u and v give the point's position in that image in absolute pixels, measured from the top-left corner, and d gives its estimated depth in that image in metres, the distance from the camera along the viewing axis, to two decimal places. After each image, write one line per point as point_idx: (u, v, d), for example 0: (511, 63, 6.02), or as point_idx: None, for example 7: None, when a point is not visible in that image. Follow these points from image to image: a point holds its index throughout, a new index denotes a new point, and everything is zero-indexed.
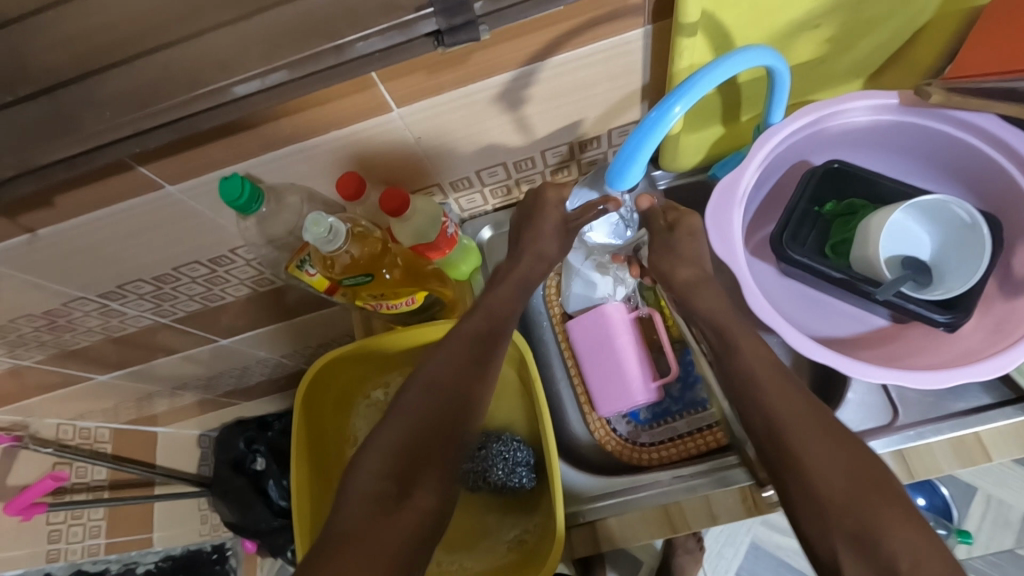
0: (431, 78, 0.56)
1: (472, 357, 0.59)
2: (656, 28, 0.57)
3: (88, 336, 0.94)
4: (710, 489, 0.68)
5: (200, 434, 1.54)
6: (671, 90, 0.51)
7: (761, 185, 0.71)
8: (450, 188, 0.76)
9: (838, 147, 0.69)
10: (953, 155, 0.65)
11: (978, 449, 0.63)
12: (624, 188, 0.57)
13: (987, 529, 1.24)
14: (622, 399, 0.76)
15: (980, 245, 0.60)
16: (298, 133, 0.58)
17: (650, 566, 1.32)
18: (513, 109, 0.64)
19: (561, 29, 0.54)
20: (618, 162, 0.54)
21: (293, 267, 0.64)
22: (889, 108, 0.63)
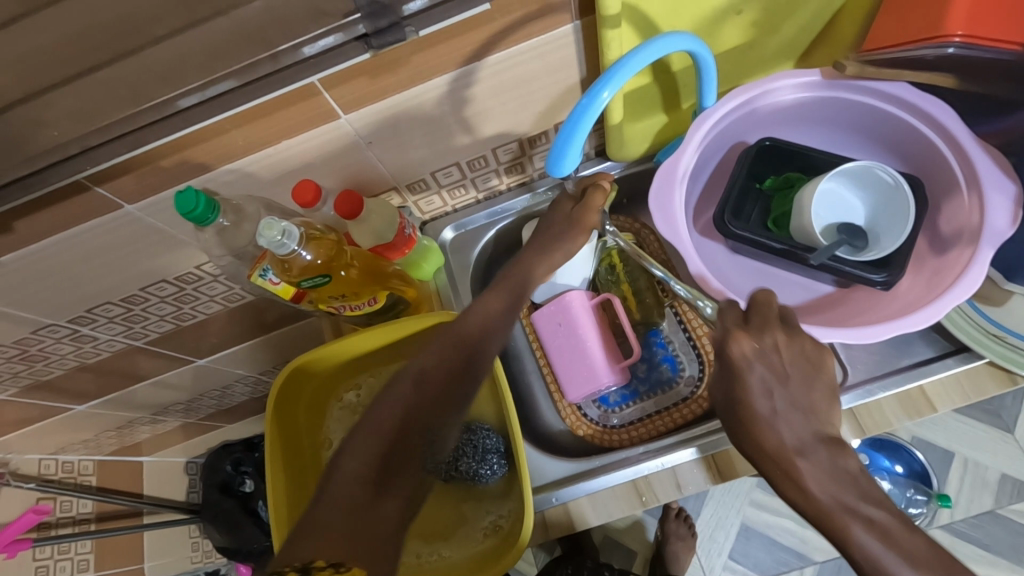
0: (373, 84, 0.58)
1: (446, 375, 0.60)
2: (584, 22, 0.60)
3: (63, 365, 0.95)
4: (676, 461, 0.70)
5: (187, 461, 1.51)
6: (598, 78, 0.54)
7: (703, 167, 0.74)
8: (407, 191, 0.79)
9: (771, 125, 0.73)
10: (879, 125, 0.69)
11: (925, 401, 0.66)
12: (562, 174, 0.59)
13: (967, 491, 1.27)
14: (588, 382, 0.79)
15: (904, 205, 0.64)
16: (250, 145, 0.60)
17: (644, 557, 1.33)
18: (458, 109, 0.66)
19: (495, 27, 0.57)
20: (555, 150, 0.56)
21: (254, 277, 0.65)
22: (814, 84, 0.67)
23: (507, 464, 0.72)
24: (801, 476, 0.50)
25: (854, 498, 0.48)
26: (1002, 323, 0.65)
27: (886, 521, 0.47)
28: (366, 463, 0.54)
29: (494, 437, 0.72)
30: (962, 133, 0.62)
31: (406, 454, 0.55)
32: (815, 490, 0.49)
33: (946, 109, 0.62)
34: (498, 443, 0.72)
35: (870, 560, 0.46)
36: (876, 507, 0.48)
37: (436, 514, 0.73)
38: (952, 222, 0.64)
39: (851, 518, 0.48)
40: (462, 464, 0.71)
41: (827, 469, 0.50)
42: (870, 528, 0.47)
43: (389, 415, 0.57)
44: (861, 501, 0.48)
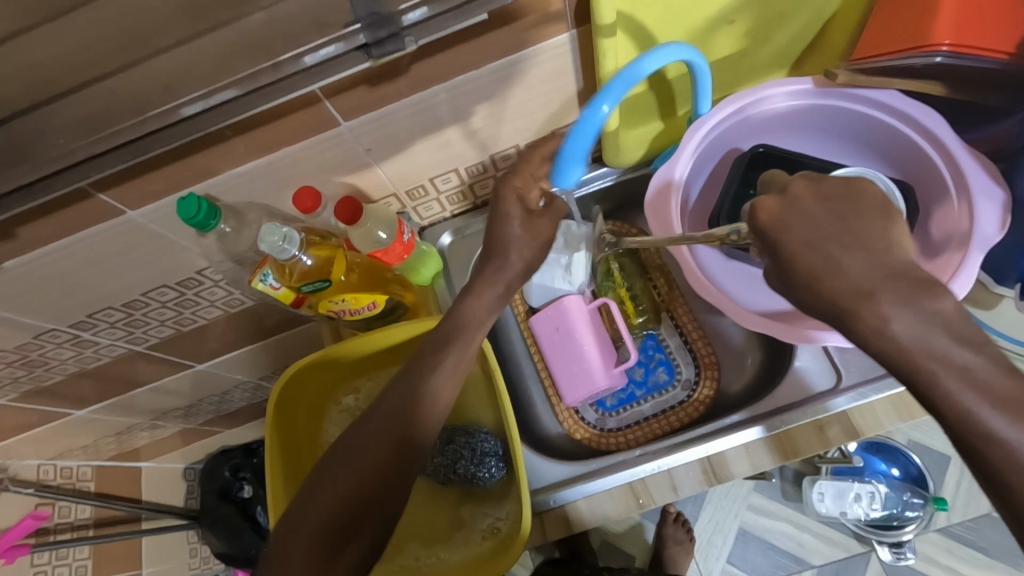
0: (373, 92, 0.59)
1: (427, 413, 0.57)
2: (580, 32, 0.62)
3: (64, 370, 0.95)
4: (672, 464, 0.71)
5: (186, 466, 1.52)
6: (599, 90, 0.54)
7: (698, 173, 0.76)
8: (406, 197, 0.80)
9: (765, 132, 0.74)
10: (870, 133, 0.70)
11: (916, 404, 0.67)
12: (569, 185, 0.60)
13: (964, 495, 1.28)
14: (586, 386, 0.80)
15: (895, 212, 0.65)
16: (251, 152, 0.61)
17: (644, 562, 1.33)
18: (456, 116, 0.67)
19: (493, 36, 0.58)
20: (561, 162, 0.57)
21: (254, 282, 0.65)
22: (807, 93, 0.69)
23: (505, 467, 0.73)
24: (871, 320, 0.41)
25: (948, 340, 0.39)
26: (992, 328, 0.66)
27: (985, 369, 0.38)
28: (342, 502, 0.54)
29: (491, 441, 0.73)
30: (951, 141, 0.63)
31: (385, 495, 0.55)
32: (895, 334, 0.40)
33: (935, 117, 0.64)
34: (495, 447, 0.72)
35: (962, 411, 0.38)
36: (972, 351, 0.39)
37: (435, 516, 0.74)
38: (942, 226, 0.65)
39: (938, 365, 0.39)
40: (458, 465, 0.72)
41: (908, 307, 0.41)
42: (961, 374, 0.38)
43: (372, 452, 0.55)
44: (956, 344, 0.39)
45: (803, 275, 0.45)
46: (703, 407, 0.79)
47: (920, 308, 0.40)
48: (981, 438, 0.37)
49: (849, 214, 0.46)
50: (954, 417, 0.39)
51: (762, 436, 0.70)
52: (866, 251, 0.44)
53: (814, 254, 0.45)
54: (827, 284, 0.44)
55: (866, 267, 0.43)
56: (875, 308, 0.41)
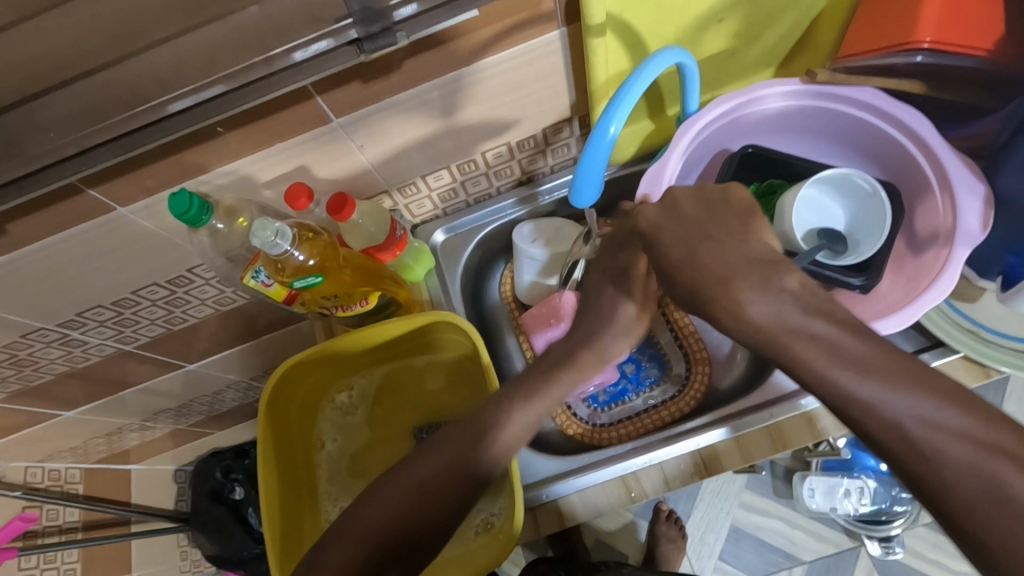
0: (365, 88, 0.60)
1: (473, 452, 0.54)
2: (571, 29, 0.62)
3: (52, 370, 0.94)
4: (664, 458, 0.72)
5: (176, 469, 1.51)
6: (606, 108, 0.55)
7: (689, 172, 0.76)
8: (398, 194, 0.80)
9: (753, 132, 0.75)
10: (858, 133, 0.71)
11: None
12: (586, 202, 0.61)
13: None
14: None
15: (880, 210, 0.66)
16: (243, 148, 0.62)
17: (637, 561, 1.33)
18: (448, 113, 0.68)
19: (484, 33, 0.58)
20: (577, 183, 0.59)
21: (246, 278, 0.66)
22: (798, 94, 0.70)
23: (501, 463, 0.73)
24: (734, 304, 0.44)
25: (800, 314, 0.43)
26: (975, 319, 0.67)
27: (836, 335, 0.42)
28: (381, 528, 0.52)
29: None
30: (934, 140, 0.64)
31: (427, 526, 0.53)
32: (751, 317, 0.43)
33: (921, 118, 0.65)
34: None
35: (821, 379, 0.41)
36: (823, 320, 0.42)
37: None
38: (928, 223, 0.67)
39: (795, 339, 0.42)
40: None
41: (760, 290, 0.44)
42: (816, 343, 0.41)
43: (422, 481, 0.53)
44: (805, 315, 0.43)
45: (677, 268, 0.48)
46: (695, 402, 0.80)
47: (767, 285, 0.44)
48: (844, 402, 0.40)
49: (717, 211, 0.50)
50: (823, 389, 0.41)
51: (753, 430, 0.71)
52: (731, 239, 0.47)
53: (680, 247, 0.49)
54: (695, 274, 0.47)
55: (729, 255, 0.46)
56: (735, 291, 0.44)
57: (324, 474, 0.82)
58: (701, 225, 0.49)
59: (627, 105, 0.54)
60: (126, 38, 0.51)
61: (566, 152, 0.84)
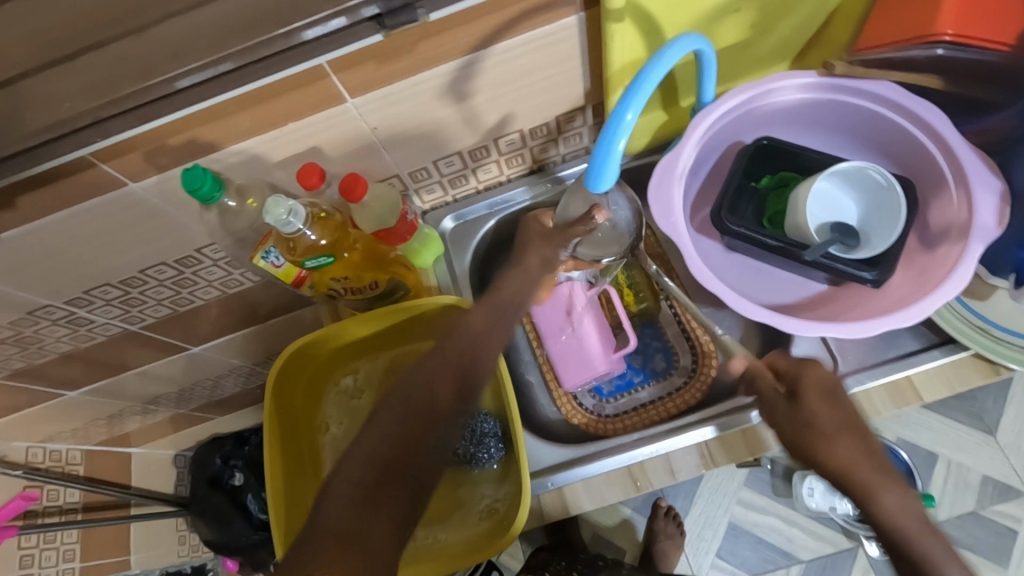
0: (381, 68, 0.59)
1: (451, 376, 0.58)
2: (589, 14, 0.62)
3: (57, 349, 0.94)
4: (669, 448, 0.72)
5: (176, 454, 1.50)
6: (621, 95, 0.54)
7: (702, 163, 0.76)
8: (409, 179, 0.80)
9: (766, 124, 0.75)
10: (874, 128, 0.71)
11: (911, 391, 0.68)
12: (601, 190, 0.60)
13: (950, 493, 1.30)
14: (585, 371, 0.80)
15: (895, 205, 0.65)
16: (257, 126, 0.61)
17: (634, 556, 1.34)
18: (464, 97, 0.67)
19: (503, 15, 0.58)
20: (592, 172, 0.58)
21: (256, 258, 0.66)
22: (814, 86, 0.69)
23: (504, 448, 0.73)
24: (879, 508, 0.55)
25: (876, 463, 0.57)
26: (986, 316, 0.67)
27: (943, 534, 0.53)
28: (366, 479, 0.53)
29: (490, 422, 0.73)
30: (950, 135, 0.64)
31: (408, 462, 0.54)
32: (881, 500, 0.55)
33: (939, 114, 0.64)
34: (494, 428, 0.73)
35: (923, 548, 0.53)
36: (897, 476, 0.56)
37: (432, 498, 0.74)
38: (941, 218, 0.66)
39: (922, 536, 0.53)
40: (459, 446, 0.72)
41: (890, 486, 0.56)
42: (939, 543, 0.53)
43: (395, 422, 0.56)
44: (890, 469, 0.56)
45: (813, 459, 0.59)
46: (699, 394, 0.80)
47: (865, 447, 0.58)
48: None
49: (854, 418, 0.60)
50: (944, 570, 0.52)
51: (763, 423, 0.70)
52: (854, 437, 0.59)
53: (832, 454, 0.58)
54: (833, 467, 0.58)
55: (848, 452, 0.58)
56: (885, 496, 0.55)
57: (327, 458, 0.82)
58: (835, 424, 0.59)
59: (647, 88, 0.54)
60: None
61: (578, 141, 0.84)
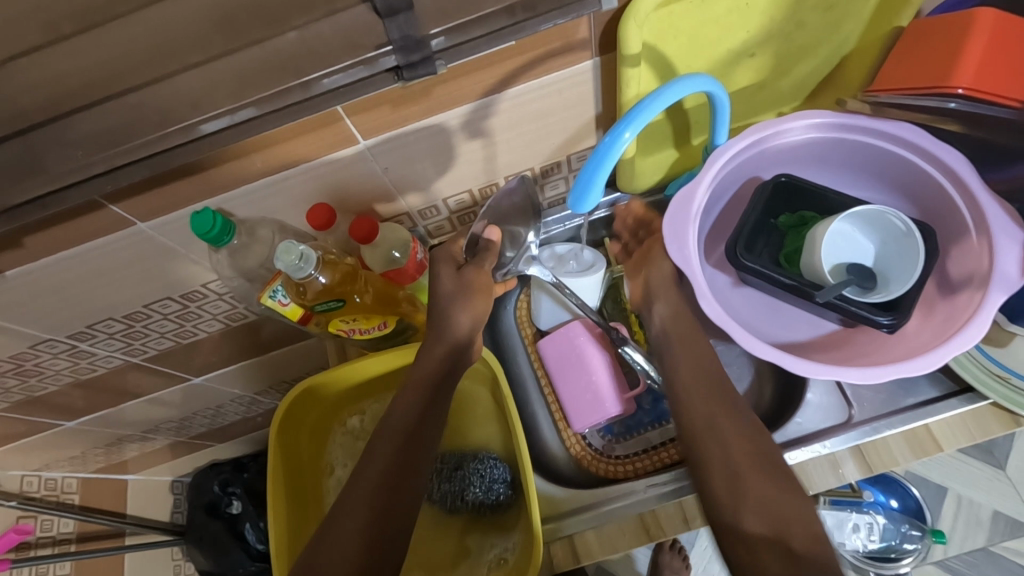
0: (396, 112, 0.59)
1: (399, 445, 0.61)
2: (604, 59, 0.62)
3: (57, 380, 0.92)
4: (683, 495, 0.69)
5: (173, 480, 1.48)
6: (621, 118, 0.55)
7: (716, 202, 0.75)
8: (419, 217, 0.79)
9: (786, 163, 0.73)
10: (890, 168, 0.70)
11: (930, 440, 0.66)
12: (585, 210, 0.60)
13: (961, 528, 1.28)
14: (595, 413, 0.79)
15: (914, 249, 0.64)
16: (268, 168, 0.61)
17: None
18: (474, 139, 0.67)
19: (519, 61, 0.58)
20: (578, 187, 0.57)
21: (264, 297, 0.65)
22: (823, 126, 0.69)
23: (514, 494, 0.71)
24: None
25: None
26: (1005, 365, 0.66)
27: None
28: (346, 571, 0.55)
29: (500, 467, 0.71)
30: (972, 179, 0.63)
31: (387, 549, 0.56)
32: None
33: (956, 155, 0.63)
34: (504, 473, 0.71)
35: None
36: None
37: (439, 547, 0.72)
38: (961, 265, 0.64)
39: None
40: (469, 491, 0.70)
41: None
42: None
43: (373, 499, 0.58)
44: None
45: None
46: None
47: None
48: None
49: None
50: None
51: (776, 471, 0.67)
52: None
53: None
54: None
55: None
56: None
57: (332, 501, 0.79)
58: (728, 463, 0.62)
59: (642, 117, 0.54)
60: (160, 57, 0.50)
61: None
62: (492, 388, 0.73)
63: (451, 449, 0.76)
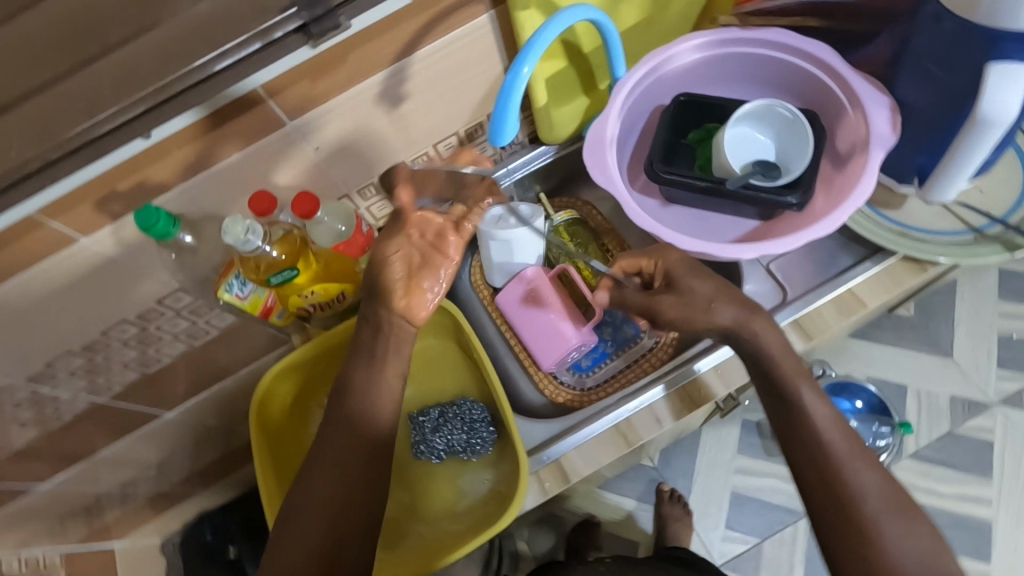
0: (315, 87, 0.63)
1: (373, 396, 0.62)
2: (499, 11, 0.68)
3: (12, 445, 0.87)
4: (650, 400, 0.74)
5: (163, 542, 1.23)
6: (520, 54, 0.61)
7: (630, 133, 0.81)
8: (359, 197, 0.82)
9: (683, 85, 0.80)
10: (771, 72, 0.77)
11: (855, 301, 0.73)
12: (506, 143, 0.63)
13: (925, 417, 1.30)
14: (559, 349, 0.83)
15: (803, 135, 0.72)
16: (203, 159, 0.63)
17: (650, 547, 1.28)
18: (395, 107, 0.71)
19: (421, 20, 0.63)
20: (496, 120, 0.61)
21: (221, 291, 0.68)
22: (705, 44, 0.76)
23: (495, 431, 0.74)
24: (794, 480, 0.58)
25: None
26: (904, 223, 0.74)
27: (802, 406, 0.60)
28: (323, 532, 0.56)
29: (479, 408, 0.75)
30: (839, 63, 0.71)
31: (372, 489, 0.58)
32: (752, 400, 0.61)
33: (821, 46, 0.72)
34: (483, 413, 0.74)
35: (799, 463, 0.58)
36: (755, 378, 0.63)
37: (431, 495, 0.75)
38: (847, 141, 0.73)
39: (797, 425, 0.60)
40: (452, 438, 0.73)
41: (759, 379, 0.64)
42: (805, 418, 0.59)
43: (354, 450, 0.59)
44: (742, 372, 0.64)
45: None
46: (672, 347, 0.83)
47: None
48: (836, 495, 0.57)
49: None
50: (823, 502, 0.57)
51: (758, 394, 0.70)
52: None
53: None
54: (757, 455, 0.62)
55: None
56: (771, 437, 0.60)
57: None
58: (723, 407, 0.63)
59: (539, 47, 0.61)
60: None
61: None
62: (458, 337, 0.77)
63: (429, 403, 0.79)
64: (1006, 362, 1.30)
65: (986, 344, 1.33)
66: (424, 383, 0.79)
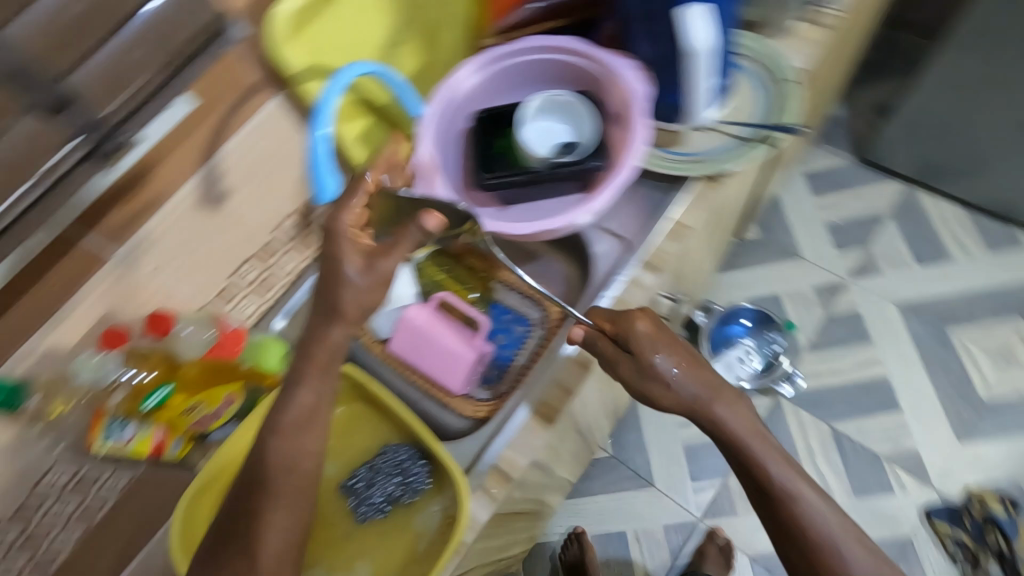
0: (127, 208, 0.65)
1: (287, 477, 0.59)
2: (282, 96, 0.77)
3: None
4: (557, 374, 0.79)
5: None
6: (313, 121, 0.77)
7: (450, 159, 0.88)
8: (221, 304, 0.83)
9: (476, 105, 0.89)
10: (541, 71, 0.88)
11: (681, 225, 0.83)
12: (330, 198, 0.81)
13: (797, 310, 1.52)
14: (459, 369, 0.87)
15: (582, 112, 0.83)
16: (33, 318, 0.61)
17: (664, 521, 1.36)
18: (217, 208, 0.75)
19: (212, 120, 0.69)
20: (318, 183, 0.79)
21: (100, 439, 0.72)
22: (477, 66, 0.86)
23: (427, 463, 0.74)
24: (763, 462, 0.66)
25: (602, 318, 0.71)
26: (696, 151, 0.85)
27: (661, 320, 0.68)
28: None
29: (403, 449, 0.76)
30: (584, 47, 0.83)
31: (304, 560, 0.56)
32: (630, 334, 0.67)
33: (566, 39, 0.84)
34: (408, 451, 0.76)
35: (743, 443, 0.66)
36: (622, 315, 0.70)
37: (388, 554, 0.73)
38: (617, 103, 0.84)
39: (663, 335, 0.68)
40: (387, 486, 0.74)
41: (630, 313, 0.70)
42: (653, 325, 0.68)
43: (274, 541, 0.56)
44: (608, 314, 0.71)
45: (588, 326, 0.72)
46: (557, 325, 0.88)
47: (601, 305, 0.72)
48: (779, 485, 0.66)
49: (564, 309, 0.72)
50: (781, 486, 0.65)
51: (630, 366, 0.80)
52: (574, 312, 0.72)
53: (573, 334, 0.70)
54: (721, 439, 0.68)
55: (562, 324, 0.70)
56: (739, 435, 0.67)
57: None
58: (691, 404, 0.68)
59: (328, 107, 0.75)
60: None
61: None
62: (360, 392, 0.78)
63: (357, 465, 0.79)
64: (838, 242, 1.57)
65: (821, 234, 1.59)
66: (348, 448, 0.80)
